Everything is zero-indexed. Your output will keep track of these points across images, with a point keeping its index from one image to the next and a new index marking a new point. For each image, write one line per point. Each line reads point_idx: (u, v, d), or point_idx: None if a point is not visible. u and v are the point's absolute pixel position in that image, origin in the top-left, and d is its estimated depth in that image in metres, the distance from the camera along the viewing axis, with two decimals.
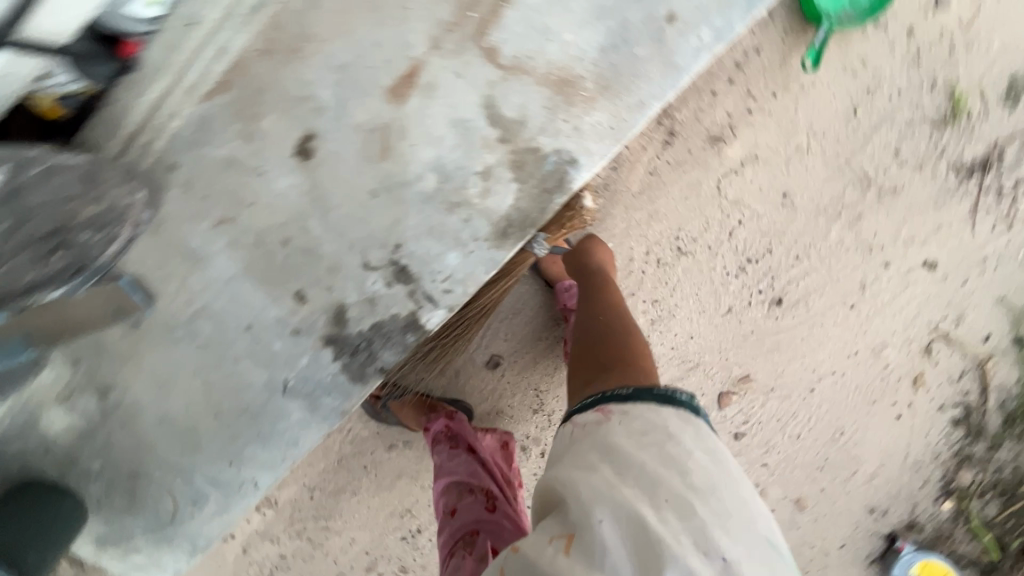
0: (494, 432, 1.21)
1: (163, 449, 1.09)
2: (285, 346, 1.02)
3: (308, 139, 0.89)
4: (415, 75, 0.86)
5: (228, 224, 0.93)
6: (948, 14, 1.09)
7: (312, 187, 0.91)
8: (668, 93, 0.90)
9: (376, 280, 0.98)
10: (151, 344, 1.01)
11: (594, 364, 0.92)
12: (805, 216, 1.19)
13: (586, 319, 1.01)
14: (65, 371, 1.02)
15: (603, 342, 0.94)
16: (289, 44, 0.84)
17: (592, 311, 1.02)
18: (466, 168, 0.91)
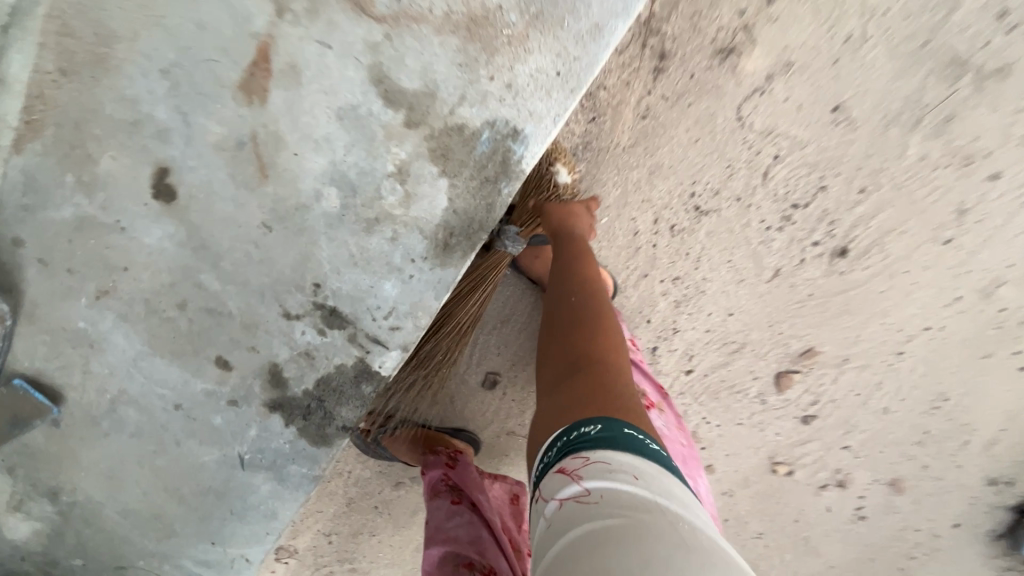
0: (504, 480, 1.06)
1: (138, 542, 0.98)
2: (227, 420, 0.85)
3: (163, 174, 0.67)
4: (270, 58, 0.61)
5: (108, 295, 0.74)
6: None
7: (189, 234, 0.70)
8: (631, 10, 0.64)
9: (304, 330, 0.78)
10: (81, 440, 0.87)
11: (561, 382, 0.71)
12: (868, 133, 0.86)
13: (560, 318, 0.79)
14: (7, 481, 0.90)
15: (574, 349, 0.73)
16: (96, 53, 0.61)
17: (564, 306, 0.79)
18: (375, 169, 0.67)
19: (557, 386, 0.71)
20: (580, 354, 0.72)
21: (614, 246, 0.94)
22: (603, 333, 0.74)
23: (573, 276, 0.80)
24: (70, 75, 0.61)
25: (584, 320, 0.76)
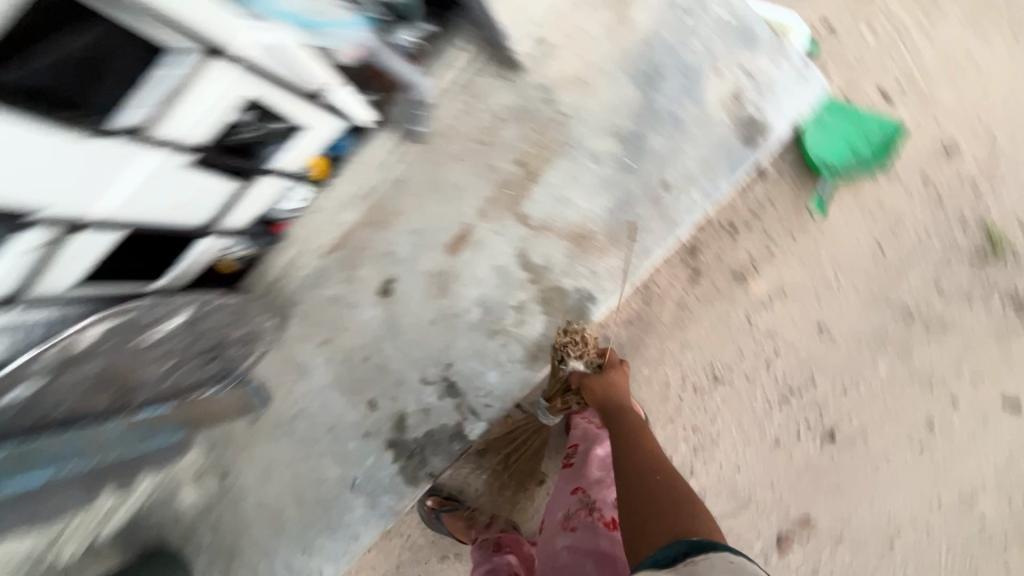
0: None
1: (256, 531, 1.31)
2: (358, 446, 1.24)
3: (388, 282, 1.18)
4: (467, 235, 1.13)
5: (327, 344, 1.23)
6: (963, 159, 1.13)
7: (389, 317, 1.19)
8: (669, 243, 1.09)
9: (430, 393, 1.19)
10: (262, 438, 1.29)
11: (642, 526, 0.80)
12: (846, 348, 1.19)
13: (629, 480, 0.87)
14: (201, 457, 1.31)
15: (646, 497, 0.83)
16: (379, 217, 1.15)
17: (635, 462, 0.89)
18: (505, 303, 1.13)
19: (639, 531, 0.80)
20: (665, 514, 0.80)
21: (651, 394, 1.26)
22: (661, 482, 0.85)
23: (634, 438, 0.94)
24: (363, 226, 1.16)
25: (650, 473, 0.87)
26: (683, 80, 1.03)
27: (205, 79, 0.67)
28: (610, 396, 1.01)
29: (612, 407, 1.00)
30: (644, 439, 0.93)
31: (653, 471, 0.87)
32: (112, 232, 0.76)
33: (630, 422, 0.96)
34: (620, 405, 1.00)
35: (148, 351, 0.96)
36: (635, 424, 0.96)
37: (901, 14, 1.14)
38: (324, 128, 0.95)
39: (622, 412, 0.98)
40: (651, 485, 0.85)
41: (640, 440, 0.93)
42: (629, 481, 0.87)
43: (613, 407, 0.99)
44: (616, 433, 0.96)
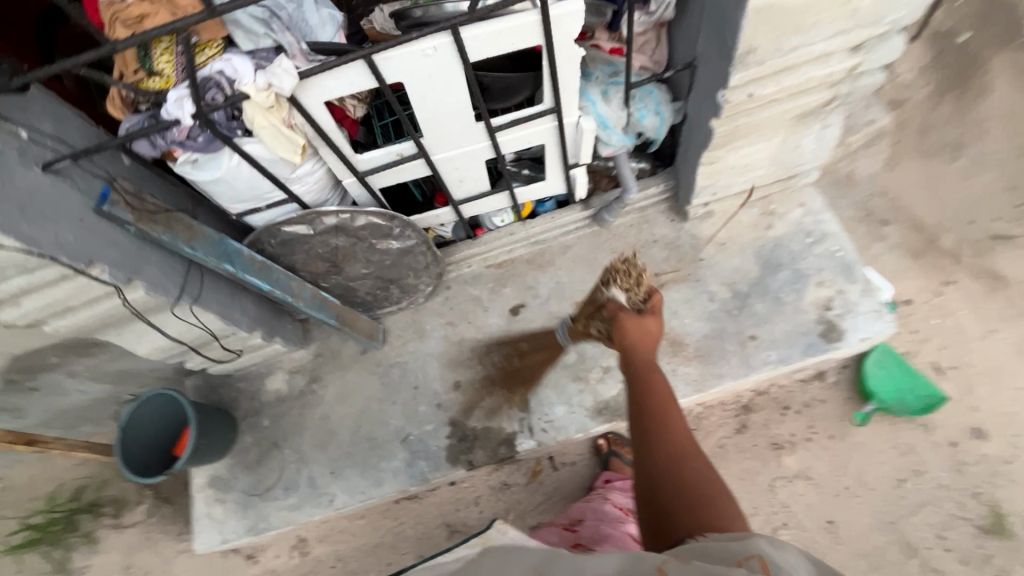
0: None
1: (305, 437, 1.52)
2: (426, 411, 1.48)
3: (520, 305, 1.53)
4: None
5: (450, 325, 1.55)
6: (988, 446, 1.37)
7: (506, 329, 1.51)
8: (740, 377, 1.36)
9: (505, 399, 1.45)
10: (359, 367, 1.57)
11: (669, 512, 0.79)
12: (846, 551, 1.35)
13: (666, 466, 0.83)
14: (307, 358, 1.60)
15: (675, 490, 0.80)
16: (539, 262, 1.55)
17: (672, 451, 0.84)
18: (596, 361, 1.43)
19: (665, 516, 0.79)
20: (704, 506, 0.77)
21: None
22: (685, 469, 0.82)
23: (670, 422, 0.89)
24: (526, 261, 1.56)
25: (677, 462, 0.83)
26: (794, 276, 1.40)
27: (541, 117, 1.13)
28: (641, 360, 0.96)
29: (642, 379, 0.94)
30: (673, 419, 0.88)
31: (683, 457, 0.84)
32: (432, 165, 1.17)
33: (657, 397, 0.91)
34: (648, 382, 0.93)
35: (369, 251, 1.33)
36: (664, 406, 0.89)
37: (964, 320, 1.49)
38: (555, 185, 1.39)
39: (650, 385, 0.92)
40: (678, 473, 0.82)
41: (671, 418, 0.88)
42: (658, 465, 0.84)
43: (644, 373, 0.94)
44: (641, 410, 0.90)
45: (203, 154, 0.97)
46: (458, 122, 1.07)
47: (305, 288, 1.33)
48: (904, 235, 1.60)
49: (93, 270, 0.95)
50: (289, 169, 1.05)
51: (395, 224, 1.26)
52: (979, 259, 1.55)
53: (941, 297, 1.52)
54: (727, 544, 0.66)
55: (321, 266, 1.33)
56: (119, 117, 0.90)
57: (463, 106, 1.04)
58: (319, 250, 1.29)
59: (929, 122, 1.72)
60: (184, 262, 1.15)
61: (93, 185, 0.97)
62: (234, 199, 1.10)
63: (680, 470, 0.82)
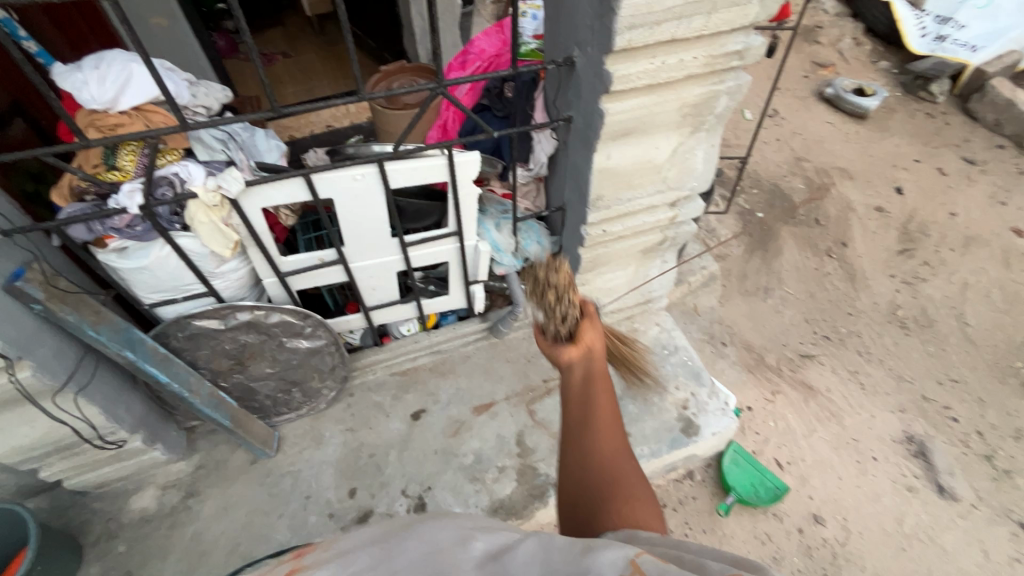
0: None
1: (169, 562, 1.36)
2: (316, 522, 1.42)
3: (421, 410, 1.61)
4: (489, 406, 1.61)
5: (350, 431, 1.57)
6: (825, 530, 1.59)
7: (406, 434, 1.57)
8: None
9: (402, 504, 1.44)
10: (246, 478, 1.49)
11: (599, 524, 0.66)
12: None
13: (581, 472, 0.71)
14: (186, 469, 1.49)
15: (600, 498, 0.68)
16: (441, 369, 1.68)
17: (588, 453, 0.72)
18: (492, 462, 1.51)
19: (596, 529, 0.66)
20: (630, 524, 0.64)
21: None
22: (618, 475, 0.70)
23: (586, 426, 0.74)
24: (428, 369, 1.68)
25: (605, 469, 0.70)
26: (657, 382, 1.65)
27: (446, 238, 1.37)
28: (577, 368, 0.83)
29: (571, 383, 0.82)
30: (607, 422, 0.74)
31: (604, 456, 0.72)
32: (348, 272, 1.34)
33: (590, 401, 0.76)
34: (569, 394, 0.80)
35: (277, 350, 1.39)
36: (589, 422, 0.74)
37: (791, 421, 1.82)
38: (456, 300, 1.60)
39: (587, 392, 0.78)
40: (609, 480, 0.69)
41: (600, 420, 0.74)
42: (586, 475, 0.71)
43: (580, 382, 0.80)
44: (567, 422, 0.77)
45: (134, 243, 1.07)
46: (375, 236, 1.28)
47: (204, 388, 1.32)
48: (739, 354, 1.98)
49: None
50: (214, 264, 1.17)
51: (305, 325, 1.36)
52: (795, 373, 1.95)
53: (773, 403, 1.86)
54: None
55: (224, 363, 1.36)
56: (62, 205, 1.02)
57: (381, 224, 1.25)
58: (225, 347, 1.34)
59: (745, 271, 2.25)
60: (77, 350, 1.13)
61: (6, 264, 0.99)
62: (153, 288, 1.17)
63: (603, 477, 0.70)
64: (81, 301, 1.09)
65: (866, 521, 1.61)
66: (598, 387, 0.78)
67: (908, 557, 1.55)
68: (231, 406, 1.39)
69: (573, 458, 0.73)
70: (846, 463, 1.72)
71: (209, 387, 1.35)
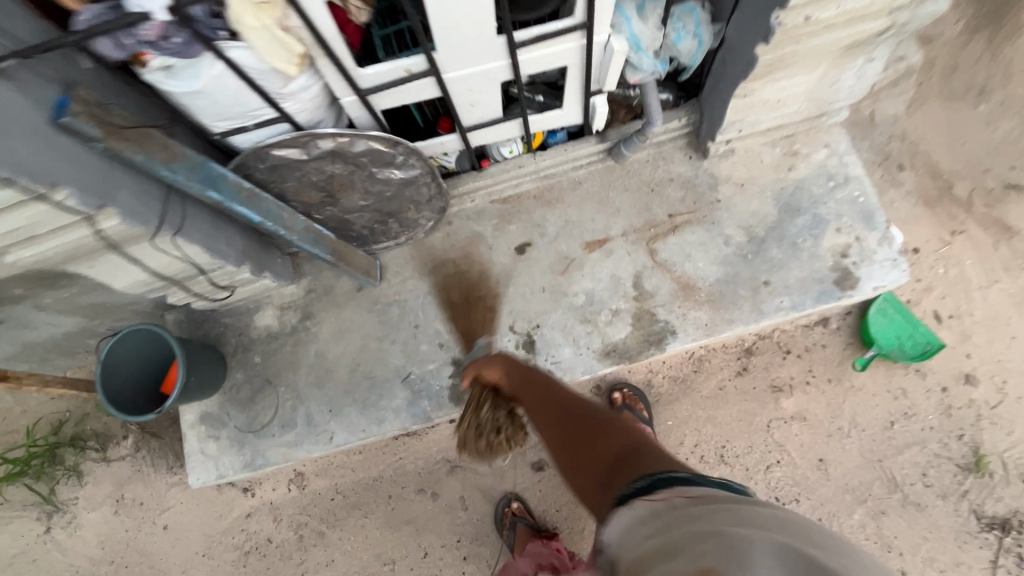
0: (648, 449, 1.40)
1: (300, 375, 1.47)
2: (428, 350, 1.44)
3: (526, 243, 1.46)
4: (603, 242, 1.42)
5: (452, 262, 1.48)
6: (976, 391, 1.42)
7: (512, 268, 1.45)
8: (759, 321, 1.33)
9: (510, 339, 1.41)
10: (355, 304, 1.49)
11: (599, 460, 0.91)
12: (834, 486, 1.40)
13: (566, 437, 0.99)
14: (298, 293, 1.51)
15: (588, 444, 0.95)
16: (548, 197, 1.46)
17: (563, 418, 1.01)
18: (604, 303, 1.38)
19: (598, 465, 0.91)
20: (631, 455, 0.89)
21: (666, 442, 1.49)
22: (592, 419, 0.99)
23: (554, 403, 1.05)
24: (533, 196, 1.46)
25: (580, 421, 1.00)
26: (812, 222, 1.35)
27: (569, 34, 0.99)
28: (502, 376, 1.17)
29: (522, 380, 1.13)
30: (560, 390, 1.08)
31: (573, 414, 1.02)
32: (442, 86, 1.04)
33: (540, 387, 1.09)
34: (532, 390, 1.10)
35: (367, 181, 1.21)
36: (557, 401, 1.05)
37: (967, 269, 1.50)
38: (571, 114, 1.27)
39: (533, 381, 1.11)
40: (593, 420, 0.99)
41: (558, 396, 1.06)
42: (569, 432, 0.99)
43: (521, 377, 1.13)
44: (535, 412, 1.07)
45: (179, 61, 0.82)
46: (474, 35, 0.93)
47: (297, 222, 1.22)
48: (920, 180, 1.56)
49: (57, 196, 0.83)
50: (281, 84, 0.92)
51: (397, 153, 1.14)
52: (991, 208, 1.54)
53: (949, 246, 1.52)
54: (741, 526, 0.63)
55: (315, 195, 1.22)
56: (75, 9, 0.76)
57: (485, 15, 0.89)
58: (313, 178, 1.17)
59: (957, 60, 1.63)
60: (159, 187, 1.01)
61: (43, 93, 0.81)
62: (219, 115, 0.96)
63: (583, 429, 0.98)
64: (144, 135, 0.92)
65: None
66: (536, 376, 1.12)
67: None
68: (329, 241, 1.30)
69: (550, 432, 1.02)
70: None
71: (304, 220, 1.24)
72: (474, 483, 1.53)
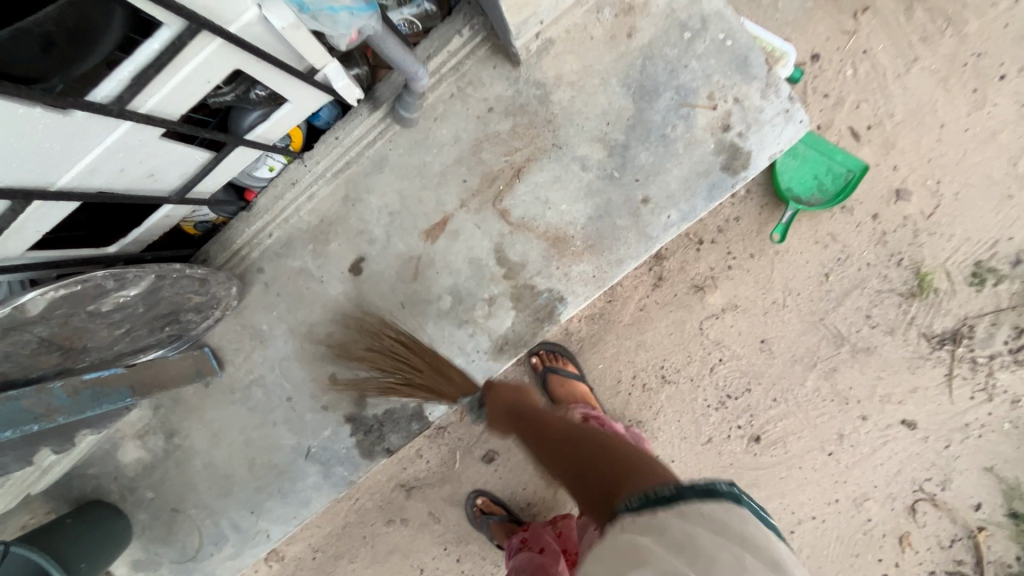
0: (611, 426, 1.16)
1: (202, 490, 1.31)
2: (315, 417, 1.24)
3: (359, 260, 1.16)
4: (444, 223, 1.12)
5: (290, 314, 1.20)
6: (909, 205, 1.23)
7: (357, 294, 1.17)
8: (652, 247, 1.08)
9: (394, 373, 1.20)
10: (214, 400, 1.26)
11: (621, 494, 0.77)
12: (782, 362, 1.30)
13: (581, 465, 0.88)
14: (149, 412, 1.28)
15: (601, 467, 0.85)
16: (356, 195, 1.12)
17: (559, 446, 0.94)
18: (475, 295, 1.14)
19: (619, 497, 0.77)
20: (620, 478, 0.80)
21: (604, 385, 1.35)
22: (592, 442, 0.93)
23: (545, 428, 0.98)
24: (339, 201, 1.13)
25: (581, 443, 0.93)
26: (677, 98, 1.03)
27: (188, 51, 0.61)
28: (500, 402, 1.05)
29: (513, 405, 1.05)
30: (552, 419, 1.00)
31: (577, 435, 0.95)
32: (70, 198, 0.68)
33: (530, 413, 1.02)
34: (539, 418, 1.01)
35: (93, 318, 0.89)
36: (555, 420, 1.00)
37: (879, 59, 1.20)
38: (308, 100, 0.89)
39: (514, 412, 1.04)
40: (592, 443, 0.92)
41: (550, 433, 0.97)
42: (584, 457, 0.89)
43: (505, 405, 1.05)
44: (535, 424, 1.00)
45: None
46: (32, 140, 0.56)
47: (63, 401, 0.96)
48: None
49: None
50: None
51: (101, 280, 0.83)
52: None
53: (853, 36, 1.20)
54: (678, 550, 0.62)
55: (52, 360, 0.91)
56: None
57: (18, 113, 0.52)
58: (23, 356, 0.86)
59: None
60: None
61: None
62: None
63: (592, 450, 0.90)
64: None
65: (967, 175, 1.22)
66: (519, 413, 1.03)
67: (1015, 204, 1.22)
68: (125, 389, 1.06)
69: (566, 462, 0.91)
70: (956, 99, 1.20)
71: (75, 386, 0.97)
72: (436, 496, 1.46)
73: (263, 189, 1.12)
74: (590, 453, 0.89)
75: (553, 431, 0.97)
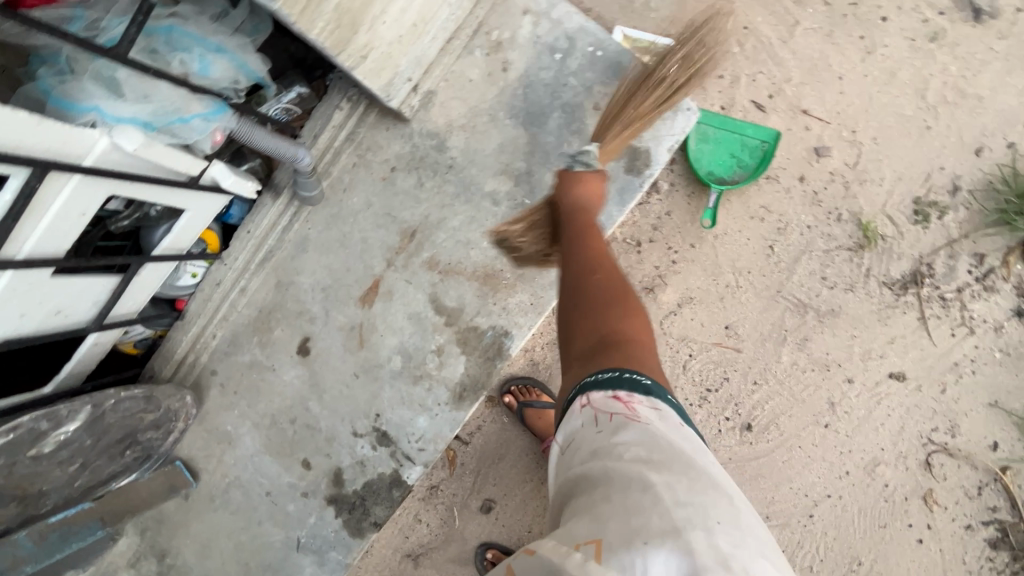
0: None
1: None
2: (297, 506, 1.22)
3: (304, 341, 1.16)
4: (377, 287, 1.13)
5: (250, 409, 1.20)
6: (832, 160, 1.23)
7: (310, 375, 1.17)
8: None
9: (363, 445, 1.18)
10: (196, 511, 1.24)
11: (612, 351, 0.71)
12: (752, 343, 1.27)
13: (580, 301, 0.78)
14: (135, 539, 1.26)
15: (610, 325, 0.74)
16: (287, 280, 1.14)
17: (581, 275, 0.81)
18: (422, 350, 1.14)
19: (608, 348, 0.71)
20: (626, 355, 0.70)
21: None
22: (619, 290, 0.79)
23: (581, 240, 0.87)
24: (272, 290, 1.15)
25: (598, 280, 0.80)
26: (566, 116, 1.05)
27: (45, 194, 0.64)
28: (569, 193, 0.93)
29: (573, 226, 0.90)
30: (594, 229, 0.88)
31: (590, 270, 0.81)
32: None
33: (575, 238, 0.87)
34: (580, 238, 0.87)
35: (40, 460, 0.90)
36: (578, 223, 0.89)
37: (761, 31, 1.23)
38: (205, 204, 0.93)
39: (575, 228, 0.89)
40: (605, 285, 0.79)
41: (601, 264, 0.82)
42: (589, 297, 0.78)
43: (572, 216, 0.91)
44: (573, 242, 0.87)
45: None
46: None
47: (31, 545, 0.94)
48: None
49: None
50: None
51: None
52: None
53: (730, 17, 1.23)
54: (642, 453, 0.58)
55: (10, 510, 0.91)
56: None
57: None
58: None
59: None
60: None
61: None
62: None
63: (603, 305, 0.76)
64: None
65: (879, 118, 1.22)
66: (574, 231, 0.89)
67: (934, 135, 1.21)
68: (89, 518, 1.05)
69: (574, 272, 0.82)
70: (846, 50, 1.22)
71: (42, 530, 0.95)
72: (444, 560, 1.41)
73: (190, 296, 1.15)
74: (597, 319, 0.75)
75: (579, 282, 0.81)
